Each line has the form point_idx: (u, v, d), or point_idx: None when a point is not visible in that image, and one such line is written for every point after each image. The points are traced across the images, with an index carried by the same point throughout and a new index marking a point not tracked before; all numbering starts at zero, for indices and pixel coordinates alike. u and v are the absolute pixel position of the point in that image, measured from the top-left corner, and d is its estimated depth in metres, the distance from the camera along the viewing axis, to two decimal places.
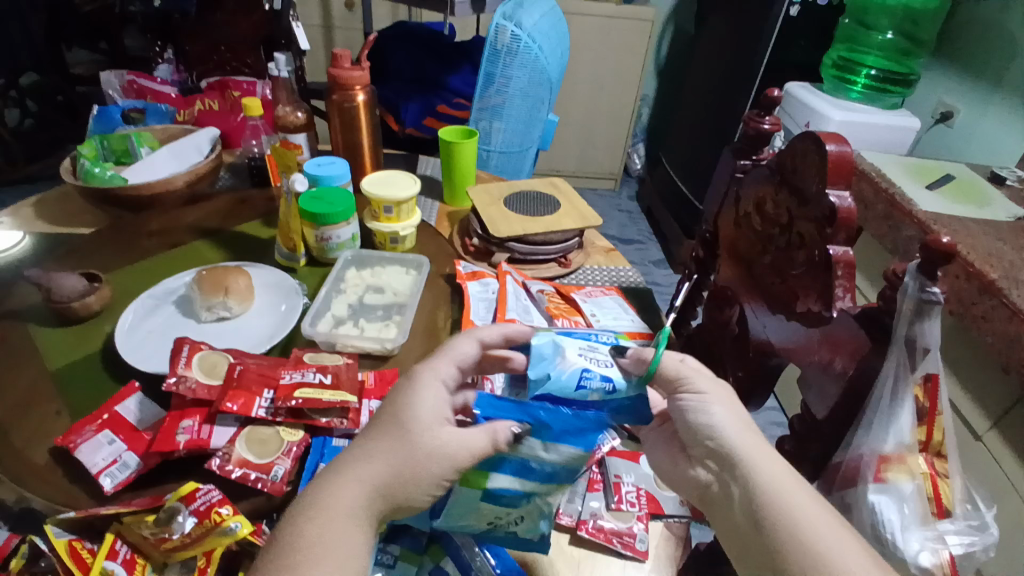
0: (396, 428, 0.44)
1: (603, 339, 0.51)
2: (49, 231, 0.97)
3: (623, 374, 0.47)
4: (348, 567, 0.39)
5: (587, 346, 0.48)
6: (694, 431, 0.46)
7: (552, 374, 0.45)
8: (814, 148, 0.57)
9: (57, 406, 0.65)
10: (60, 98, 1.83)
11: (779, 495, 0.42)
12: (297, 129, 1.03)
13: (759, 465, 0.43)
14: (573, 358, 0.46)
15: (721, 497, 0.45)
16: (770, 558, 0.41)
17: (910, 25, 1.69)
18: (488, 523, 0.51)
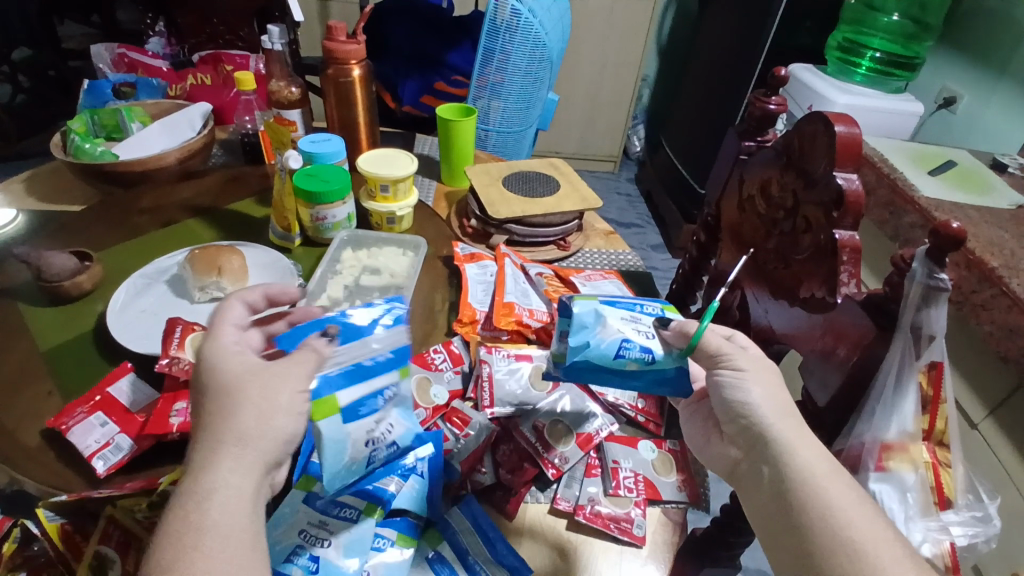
0: (221, 397, 0.44)
1: (647, 309, 0.55)
2: (39, 207, 0.95)
3: (664, 347, 0.52)
4: (239, 527, 0.40)
5: (630, 316, 0.53)
6: (733, 409, 0.50)
7: (591, 342, 0.51)
8: (823, 129, 0.55)
9: (48, 386, 0.64)
10: (51, 73, 1.78)
11: (809, 471, 0.44)
12: (291, 104, 1.01)
13: (793, 444, 0.46)
14: (614, 327, 0.51)
15: (752, 474, 0.48)
16: (795, 531, 0.43)
17: (918, 9, 1.67)
18: (366, 444, 0.50)
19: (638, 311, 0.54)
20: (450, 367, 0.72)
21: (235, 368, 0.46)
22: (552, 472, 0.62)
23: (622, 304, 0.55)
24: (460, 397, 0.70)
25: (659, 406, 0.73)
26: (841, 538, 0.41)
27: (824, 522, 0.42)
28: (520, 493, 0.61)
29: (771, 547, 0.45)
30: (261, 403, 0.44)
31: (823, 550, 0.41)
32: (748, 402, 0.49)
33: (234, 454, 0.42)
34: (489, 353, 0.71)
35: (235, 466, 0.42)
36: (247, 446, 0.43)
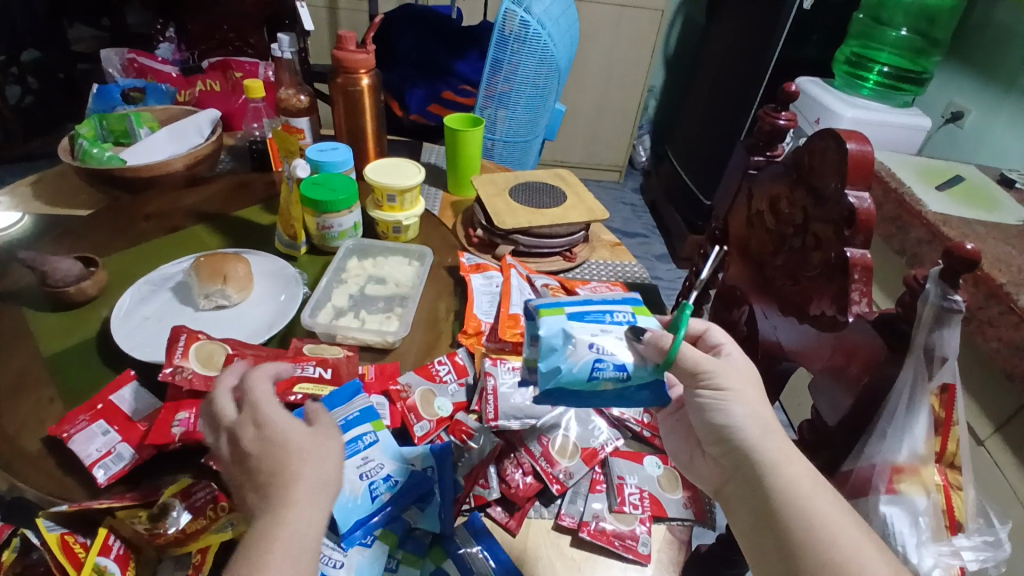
0: (285, 454, 0.47)
1: (618, 315, 0.51)
2: (46, 211, 0.95)
3: (639, 361, 0.49)
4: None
5: (602, 331, 0.49)
6: (715, 429, 0.50)
7: (563, 367, 0.48)
8: (834, 145, 0.55)
9: (50, 392, 0.64)
10: (60, 75, 1.78)
11: (797, 491, 0.45)
12: (299, 112, 1.01)
13: (780, 462, 0.46)
14: (584, 348, 0.48)
15: (737, 494, 0.49)
16: (785, 558, 0.43)
17: (925, 23, 1.65)
18: (362, 477, 0.56)
19: (609, 321, 0.50)
20: (454, 379, 0.71)
21: (297, 426, 0.50)
22: (555, 487, 0.62)
23: (592, 314, 0.50)
24: (465, 409, 0.69)
25: None
26: (827, 558, 0.42)
27: (812, 541, 0.42)
28: (522, 508, 0.61)
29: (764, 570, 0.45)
30: (328, 462, 0.49)
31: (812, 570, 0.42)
32: (728, 425, 0.49)
33: (309, 501, 0.46)
34: (494, 366, 0.70)
35: (303, 505, 0.45)
36: (319, 491, 0.47)
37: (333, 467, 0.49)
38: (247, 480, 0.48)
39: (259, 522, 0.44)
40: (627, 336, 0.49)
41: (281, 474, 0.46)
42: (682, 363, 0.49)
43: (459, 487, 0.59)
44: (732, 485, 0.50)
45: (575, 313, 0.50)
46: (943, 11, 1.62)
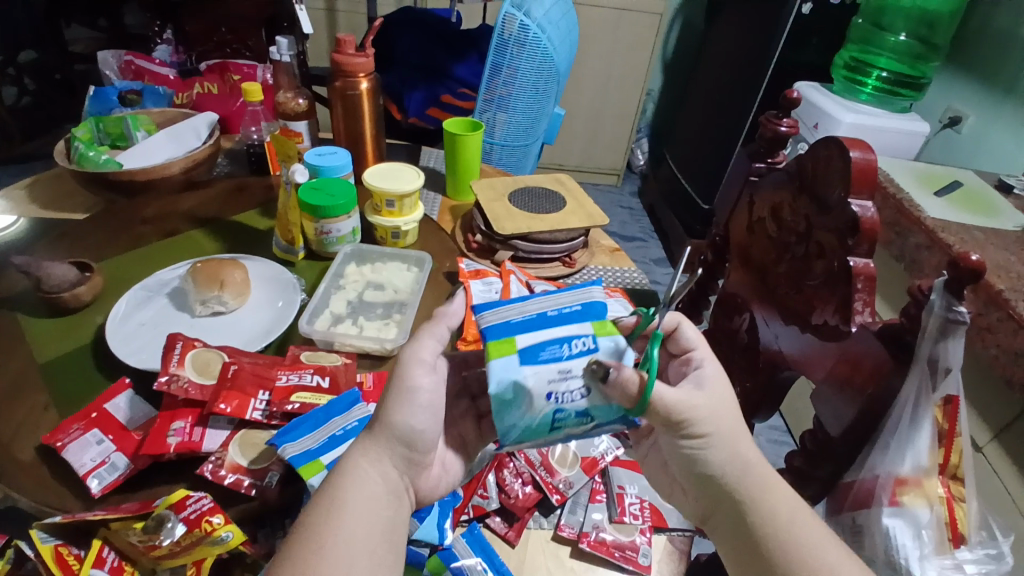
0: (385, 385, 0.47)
1: (580, 343, 0.41)
2: (42, 214, 0.94)
3: (603, 402, 0.41)
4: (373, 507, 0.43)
5: (560, 375, 0.40)
6: (696, 471, 0.47)
7: (519, 425, 0.40)
8: (837, 154, 0.54)
9: (45, 399, 0.63)
10: (58, 76, 1.78)
11: (786, 522, 0.44)
12: (297, 116, 1.00)
13: (767, 490, 0.45)
14: (540, 402, 0.39)
15: (718, 528, 0.47)
16: None
17: (926, 29, 1.63)
18: None
19: (567, 355, 0.40)
20: None
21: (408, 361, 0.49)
22: (555, 497, 0.62)
23: (548, 348, 0.41)
24: None
25: None
26: None
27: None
28: (521, 519, 0.61)
29: None
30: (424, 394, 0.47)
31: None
32: (709, 469, 0.46)
33: (374, 445, 0.45)
34: None
35: (370, 448, 0.45)
36: (388, 433, 0.45)
37: (412, 407, 0.46)
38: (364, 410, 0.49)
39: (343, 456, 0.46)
40: (592, 375, 0.40)
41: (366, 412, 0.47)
42: (651, 412, 0.44)
43: (458, 497, 0.58)
44: (714, 521, 0.48)
45: (526, 351, 0.40)
46: (943, 16, 1.60)
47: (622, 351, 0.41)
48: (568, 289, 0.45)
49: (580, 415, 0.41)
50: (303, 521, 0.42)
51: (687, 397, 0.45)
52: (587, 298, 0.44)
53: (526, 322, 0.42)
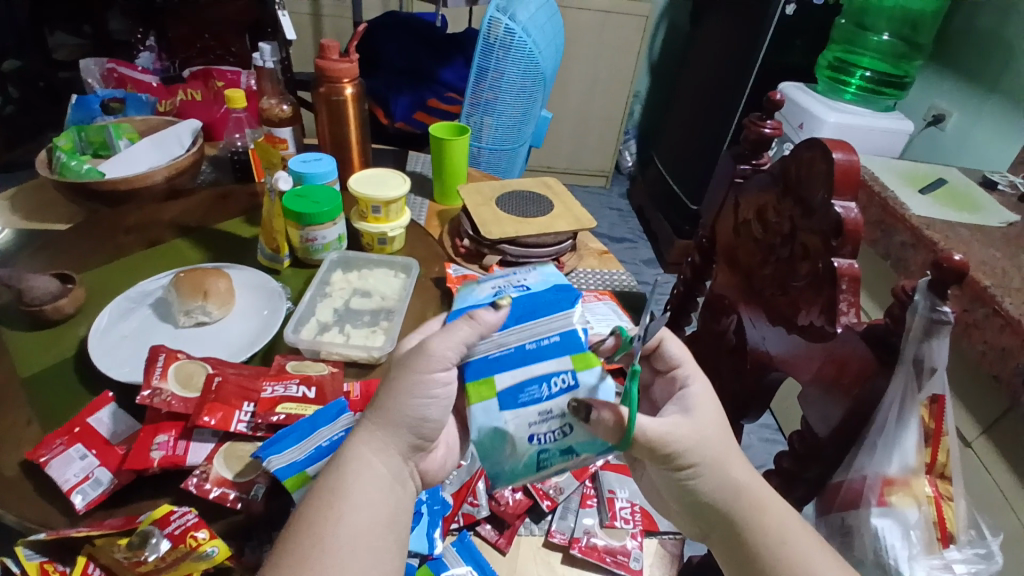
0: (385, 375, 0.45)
1: (558, 381, 0.41)
2: (23, 225, 0.93)
3: (587, 437, 0.41)
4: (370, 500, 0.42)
5: (539, 418, 0.41)
6: (688, 497, 0.47)
7: (506, 468, 0.41)
8: (821, 157, 0.54)
9: (27, 414, 0.62)
10: (41, 84, 1.73)
11: (780, 540, 0.45)
12: (282, 122, 0.99)
13: (762, 509, 0.46)
14: (522, 444, 0.41)
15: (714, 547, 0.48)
16: None
17: (910, 29, 1.68)
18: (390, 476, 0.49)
19: (546, 397, 0.41)
20: None
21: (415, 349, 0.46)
22: (546, 502, 0.62)
23: (527, 389, 0.41)
24: None
25: None
26: None
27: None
28: (512, 526, 0.60)
29: None
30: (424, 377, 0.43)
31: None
32: (701, 495, 0.46)
33: (378, 433, 0.44)
34: None
35: (374, 435, 0.44)
36: (396, 421, 0.43)
37: (425, 394, 0.43)
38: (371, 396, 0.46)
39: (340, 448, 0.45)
40: (571, 412, 0.41)
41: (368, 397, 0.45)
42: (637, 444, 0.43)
43: (448, 505, 0.59)
44: (709, 539, 0.48)
45: (503, 395, 0.41)
46: (926, 16, 1.65)
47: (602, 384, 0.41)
48: (545, 311, 0.42)
49: (566, 450, 0.42)
50: (303, 512, 0.41)
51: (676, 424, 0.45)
52: (565, 325, 0.42)
53: (502, 361, 0.41)
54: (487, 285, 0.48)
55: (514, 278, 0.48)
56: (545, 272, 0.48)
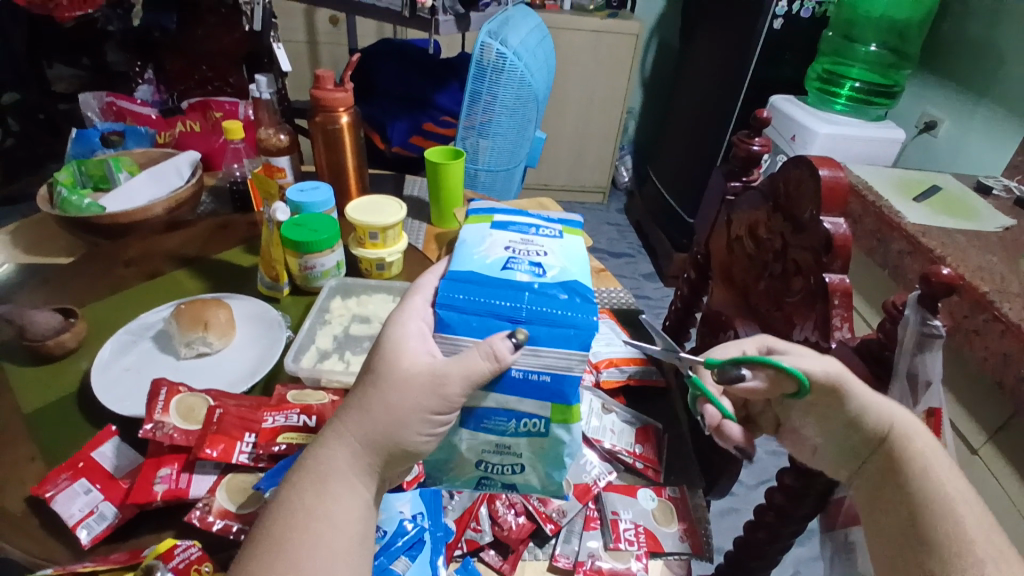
0: (369, 383, 0.43)
1: (527, 423, 0.45)
2: (25, 259, 0.94)
3: (528, 477, 0.48)
4: (346, 522, 0.40)
5: (496, 449, 0.46)
6: (846, 427, 0.48)
7: (448, 480, 0.49)
8: (808, 174, 0.56)
9: (30, 450, 0.62)
10: (41, 116, 1.85)
11: (925, 466, 0.44)
12: (280, 151, 1.00)
13: (908, 435, 0.46)
14: (471, 468, 0.48)
15: (871, 480, 0.47)
16: (921, 546, 0.42)
17: (896, 38, 1.73)
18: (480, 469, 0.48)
19: (509, 432, 0.46)
20: None
21: (420, 362, 0.43)
22: (549, 526, 0.61)
23: (494, 419, 0.45)
24: None
25: (657, 450, 0.71)
26: (957, 533, 0.41)
27: (947, 516, 0.41)
28: (516, 551, 0.60)
29: (891, 551, 0.44)
30: (404, 388, 0.42)
31: (947, 551, 0.40)
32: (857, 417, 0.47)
33: (355, 447, 0.42)
34: None
35: (358, 455, 0.42)
36: (383, 444, 0.42)
37: (417, 432, 0.42)
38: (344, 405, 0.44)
39: (304, 460, 0.43)
40: (528, 451, 0.46)
41: (355, 407, 0.43)
42: (811, 381, 0.47)
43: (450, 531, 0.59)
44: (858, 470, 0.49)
45: (470, 412, 0.45)
46: (912, 25, 1.70)
47: (568, 438, 0.45)
48: (549, 340, 0.43)
49: (507, 481, 0.49)
50: (273, 530, 0.40)
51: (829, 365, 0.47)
52: (564, 369, 0.43)
53: (506, 383, 0.43)
54: (504, 249, 0.50)
55: (531, 252, 0.50)
56: (568, 260, 0.50)
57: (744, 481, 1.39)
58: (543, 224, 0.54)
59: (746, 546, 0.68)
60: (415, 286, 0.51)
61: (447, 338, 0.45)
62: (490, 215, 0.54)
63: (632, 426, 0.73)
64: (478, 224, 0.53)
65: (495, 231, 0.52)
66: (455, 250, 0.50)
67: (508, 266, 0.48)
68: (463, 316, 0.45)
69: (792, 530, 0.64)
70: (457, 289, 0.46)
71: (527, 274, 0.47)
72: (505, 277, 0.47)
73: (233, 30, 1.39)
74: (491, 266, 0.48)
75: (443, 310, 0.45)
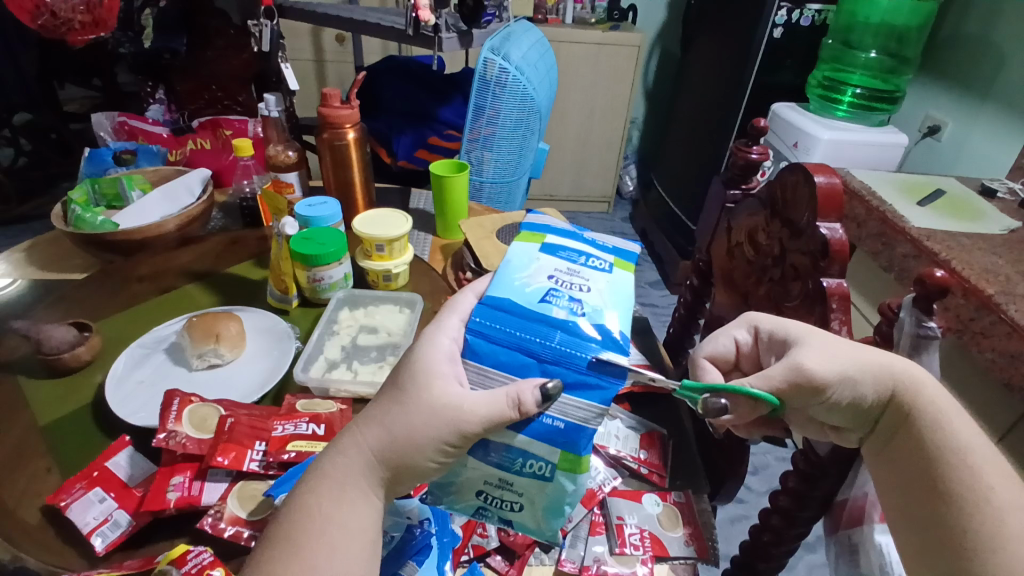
0: (389, 401, 0.45)
1: (533, 465, 0.44)
2: (41, 276, 0.97)
3: (527, 518, 0.47)
4: (359, 533, 0.42)
5: (498, 484, 0.46)
6: (848, 407, 0.47)
7: (449, 504, 0.49)
8: (804, 180, 0.57)
9: (47, 462, 0.64)
10: (54, 135, 1.90)
11: (937, 416, 0.45)
12: (288, 167, 1.02)
13: (916, 389, 0.46)
14: (473, 496, 0.48)
15: (886, 442, 0.47)
16: (946, 505, 0.42)
17: (896, 43, 1.74)
18: (479, 498, 0.47)
19: (514, 471, 0.45)
20: None
21: (455, 390, 0.43)
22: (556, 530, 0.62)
23: (512, 459, 0.44)
24: None
25: (662, 456, 0.72)
26: (977, 486, 0.41)
27: (963, 466, 0.42)
28: (522, 556, 0.61)
29: (913, 511, 0.44)
30: (427, 412, 0.42)
31: (967, 503, 0.41)
32: (855, 396, 0.46)
33: (369, 459, 0.43)
34: None
35: (373, 466, 0.43)
36: (395, 456, 0.43)
37: (429, 458, 0.43)
38: (360, 418, 0.45)
39: (321, 465, 0.45)
40: (529, 492, 0.45)
41: (375, 421, 0.44)
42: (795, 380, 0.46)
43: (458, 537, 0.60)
44: (871, 432, 0.49)
45: (480, 441, 0.45)
46: (911, 30, 1.70)
47: (572, 487, 0.44)
48: (572, 389, 0.42)
49: (505, 519, 0.48)
50: (290, 534, 0.41)
51: (782, 362, 0.48)
52: (581, 420, 0.43)
53: (532, 428, 0.43)
54: (548, 277, 0.46)
55: (575, 284, 0.46)
56: (612, 293, 0.46)
57: (752, 487, 1.38)
58: (597, 252, 0.50)
59: (753, 550, 0.68)
60: (453, 301, 0.50)
61: (474, 366, 0.44)
62: (544, 232, 0.50)
63: (636, 431, 0.74)
64: (528, 243, 0.49)
65: (543, 255, 0.48)
66: (498, 270, 0.47)
67: (546, 299, 0.44)
68: (491, 347, 0.44)
69: (797, 533, 0.64)
70: (489, 317, 0.44)
71: (565, 310, 0.43)
72: (540, 311, 0.43)
73: (241, 51, 1.43)
74: (529, 296, 0.44)
75: (472, 336, 0.44)
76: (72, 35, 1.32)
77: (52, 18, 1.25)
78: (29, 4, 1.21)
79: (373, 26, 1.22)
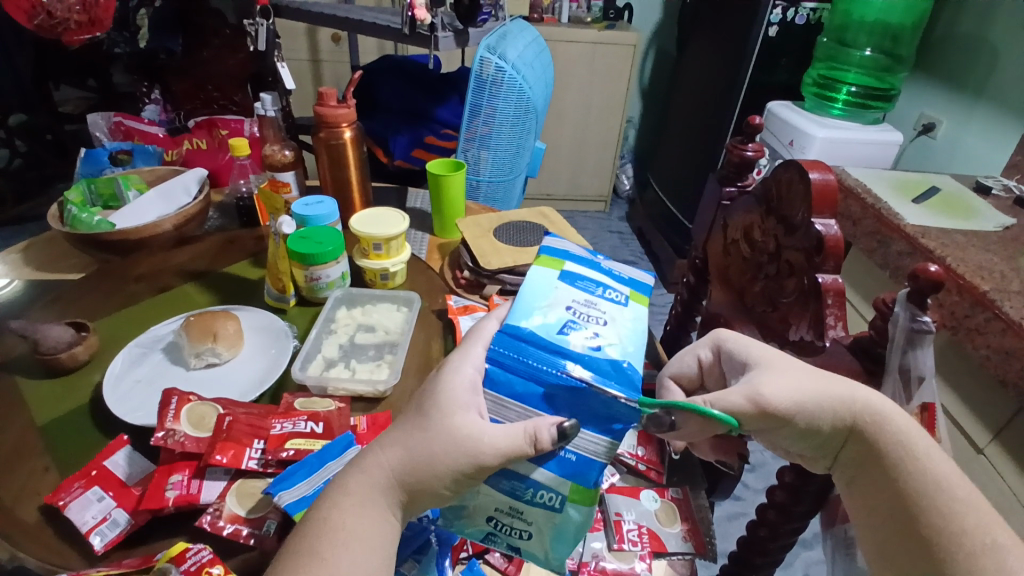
0: (412, 420, 0.45)
1: (544, 495, 0.44)
2: (37, 277, 0.96)
3: (538, 547, 0.47)
4: (366, 540, 0.42)
5: (509, 511, 0.46)
6: (811, 437, 0.48)
7: (460, 529, 0.49)
8: (798, 177, 0.57)
9: (45, 461, 0.64)
10: (49, 136, 1.90)
11: (904, 451, 0.45)
12: (285, 166, 1.03)
13: (879, 421, 0.46)
14: (482, 521, 0.47)
15: (857, 475, 0.47)
16: (920, 545, 0.42)
17: (890, 42, 1.75)
18: (489, 524, 0.47)
19: (526, 500, 0.45)
20: None
21: (476, 420, 0.43)
22: None
23: (525, 489, 0.44)
24: None
25: (659, 453, 0.73)
26: (949, 526, 0.41)
27: (932, 507, 0.42)
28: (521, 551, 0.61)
29: (890, 551, 0.44)
30: (447, 437, 0.42)
31: (940, 543, 0.41)
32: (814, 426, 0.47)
33: (382, 476, 0.43)
34: None
35: (371, 466, 0.44)
36: (402, 461, 0.43)
37: (445, 486, 0.43)
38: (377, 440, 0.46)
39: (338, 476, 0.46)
40: (539, 522, 0.45)
41: (399, 442, 0.44)
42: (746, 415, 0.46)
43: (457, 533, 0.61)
44: (839, 462, 0.49)
45: (496, 471, 0.45)
46: (904, 29, 1.72)
47: (579, 518, 0.44)
48: (587, 423, 0.43)
49: (513, 546, 0.48)
50: (304, 543, 0.42)
51: (742, 387, 0.47)
52: (592, 454, 0.43)
53: (556, 462, 0.43)
54: (566, 308, 0.47)
55: (592, 316, 0.47)
56: (626, 330, 0.46)
57: (749, 484, 1.39)
58: (613, 283, 0.51)
59: (750, 545, 0.68)
60: (477, 331, 0.51)
61: (493, 396, 0.45)
62: (564, 259, 0.51)
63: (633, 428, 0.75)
64: (548, 269, 0.50)
65: (562, 283, 0.49)
66: (517, 296, 0.48)
67: (564, 330, 0.45)
68: (507, 376, 0.44)
69: (793, 527, 0.64)
70: (506, 346, 0.45)
71: (582, 343, 0.44)
72: (558, 343, 0.44)
73: (238, 51, 1.43)
74: (548, 328, 0.45)
75: (491, 364, 0.45)
76: (68, 35, 1.32)
77: (49, 18, 1.24)
78: (25, 4, 1.21)
79: (370, 25, 1.21)
